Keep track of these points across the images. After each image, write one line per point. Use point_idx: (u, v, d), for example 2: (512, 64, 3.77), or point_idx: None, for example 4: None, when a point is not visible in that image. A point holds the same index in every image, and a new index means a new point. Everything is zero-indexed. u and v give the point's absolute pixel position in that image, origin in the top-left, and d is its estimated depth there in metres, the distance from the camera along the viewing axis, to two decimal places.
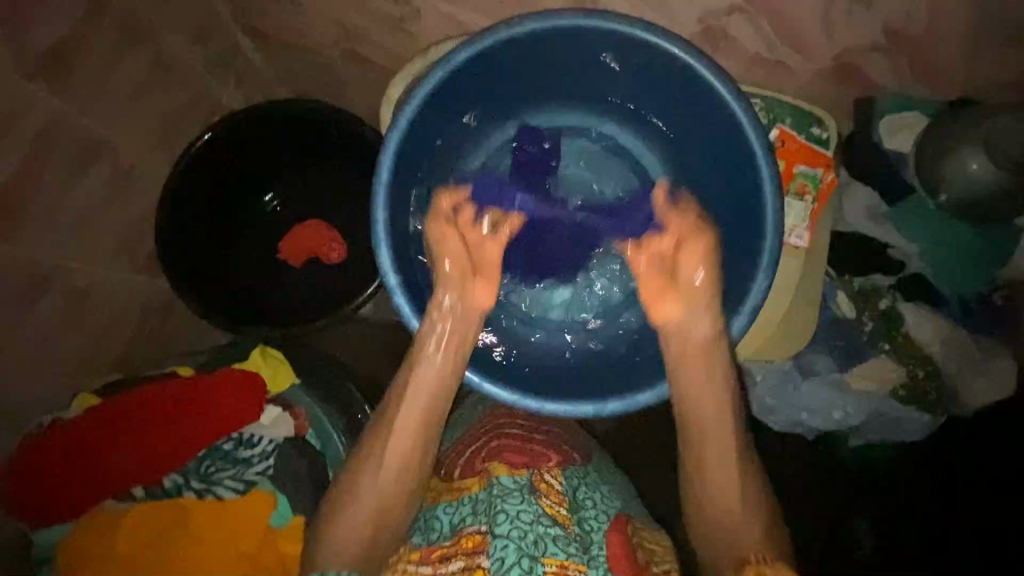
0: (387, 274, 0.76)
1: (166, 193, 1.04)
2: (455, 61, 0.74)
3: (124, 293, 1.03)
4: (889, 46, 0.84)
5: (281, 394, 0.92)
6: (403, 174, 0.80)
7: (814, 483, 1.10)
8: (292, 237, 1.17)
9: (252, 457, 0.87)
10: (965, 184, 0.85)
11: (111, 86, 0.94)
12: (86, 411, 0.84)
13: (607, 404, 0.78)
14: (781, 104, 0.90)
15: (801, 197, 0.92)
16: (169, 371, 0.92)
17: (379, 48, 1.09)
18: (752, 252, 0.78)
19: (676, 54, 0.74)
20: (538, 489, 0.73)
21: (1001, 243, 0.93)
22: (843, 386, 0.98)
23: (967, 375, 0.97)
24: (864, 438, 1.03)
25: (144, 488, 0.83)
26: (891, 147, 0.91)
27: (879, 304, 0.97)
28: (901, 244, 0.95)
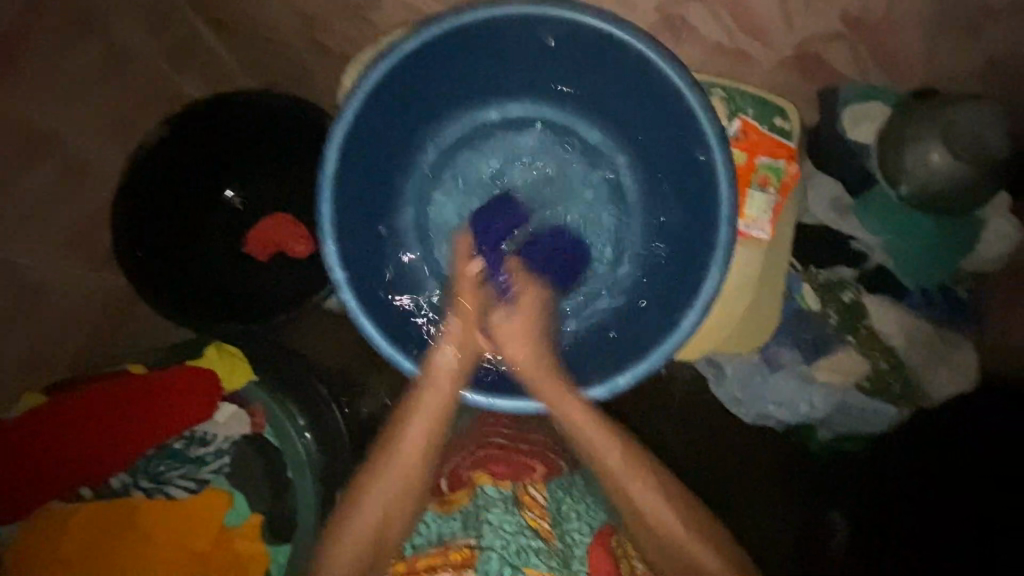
0: (333, 269, 0.74)
1: (123, 190, 1.02)
2: (401, 51, 0.72)
3: (81, 288, 1.01)
4: (848, 35, 0.83)
5: (236, 391, 0.89)
6: (351, 168, 0.78)
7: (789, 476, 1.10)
8: (258, 230, 1.14)
9: (207, 455, 0.87)
10: (924, 176, 0.84)
11: (60, 73, 0.91)
12: (30, 411, 0.81)
13: (559, 399, 0.78)
14: (743, 95, 0.89)
15: (763, 189, 0.91)
16: (120, 368, 0.89)
17: (342, 37, 1.06)
18: (706, 245, 0.77)
19: (629, 43, 0.73)
20: (521, 501, 0.74)
21: (967, 233, 0.91)
22: (809, 377, 0.98)
23: (931, 367, 0.96)
24: (833, 429, 1.02)
25: (93, 488, 0.81)
26: (852, 137, 0.90)
27: (844, 296, 0.97)
28: (865, 236, 0.94)
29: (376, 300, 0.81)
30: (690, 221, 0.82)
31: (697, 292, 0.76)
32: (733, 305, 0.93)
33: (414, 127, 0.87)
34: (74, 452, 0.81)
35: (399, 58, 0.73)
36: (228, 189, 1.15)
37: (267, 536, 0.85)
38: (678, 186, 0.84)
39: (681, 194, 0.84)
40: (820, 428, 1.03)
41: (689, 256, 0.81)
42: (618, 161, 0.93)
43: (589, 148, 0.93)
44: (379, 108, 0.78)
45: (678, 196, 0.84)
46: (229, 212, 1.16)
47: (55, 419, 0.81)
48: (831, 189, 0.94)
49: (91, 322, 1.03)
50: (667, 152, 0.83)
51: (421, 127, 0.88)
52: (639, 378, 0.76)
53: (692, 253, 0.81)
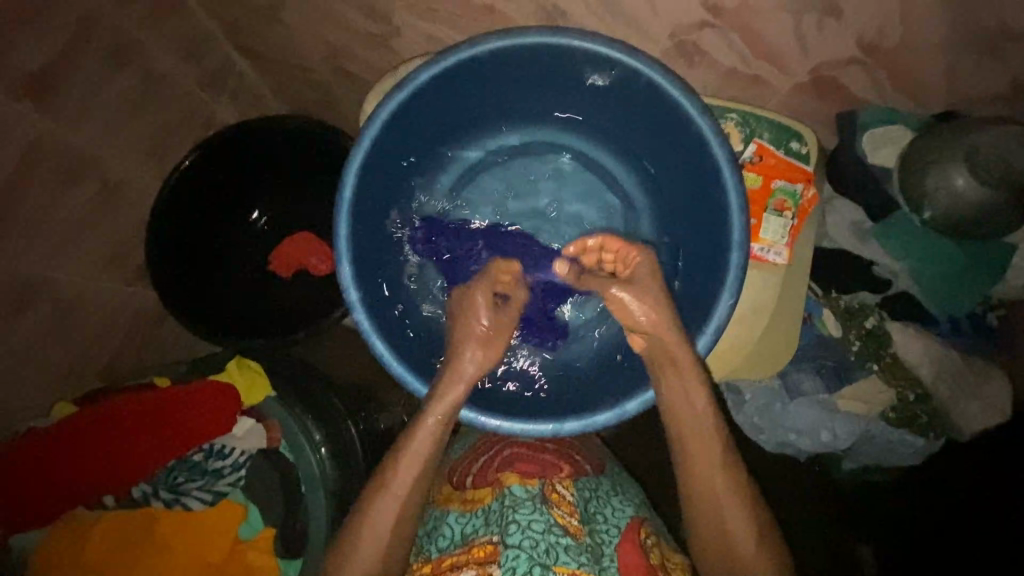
0: (347, 290, 0.76)
1: (158, 209, 1.07)
2: (417, 80, 0.74)
3: (116, 303, 1.05)
4: (867, 59, 0.80)
5: (255, 405, 0.93)
6: (368, 192, 0.80)
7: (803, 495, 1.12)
8: (281, 248, 1.21)
9: (223, 468, 0.88)
10: (949, 200, 0.81)
11: (100, 102, 0.95)
12: (61, 422, 0.83)
13: (564, 423, 0.77)
14: (758, 118, 0.89)
15: (780, 213, 0.90)
16: (146, 382, 0.92)
17: (366, 64, 1.11)
18: (719, 270, 0.76)
19: (641, 70, 0.73)
20: (549, 499, 0.75)
21: (996, 258, 0.87)
22: (831, 407, 0.97)
23: (961, 400, 0.92)
24: (859, 461, 1.02)
25: (115, 496, 0.84)
26: (876, 160, 0.88)
27: (865, 323, 0.95)
28: (886, 262, 0.92)
29: (390, 321, 0.83)
30: (704, 247, 0.82)
31: (709, 317, 0.76)
32: (748, 329, 0.92)
33: (429, 152, 0.89)
34: (100, 459, 0.83)
35: (416, 86, 0.75)
36: (254, 211, 1.22)
37: (278, 550, 0.87)
38: (691, 209, 0.84)
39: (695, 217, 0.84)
40: (845, 458, 1.03)
41: (701, 284, 0.81)
42: (630, 183, 0.94)
43: (600, 169, 0.94)
44: (396, 134, 0.80)
45: (690, 219, 0.85)
46: (251, 229, 1.23)
47: (83, 426, 0.83)
48: (852, 215, 0.93)
49: (125, 335, 1.08)
50: (679, 176, 0.84)
51: (436, 151, 0.90)
52: (647, 404, 0.77)
53: (705, 279, 0.80)
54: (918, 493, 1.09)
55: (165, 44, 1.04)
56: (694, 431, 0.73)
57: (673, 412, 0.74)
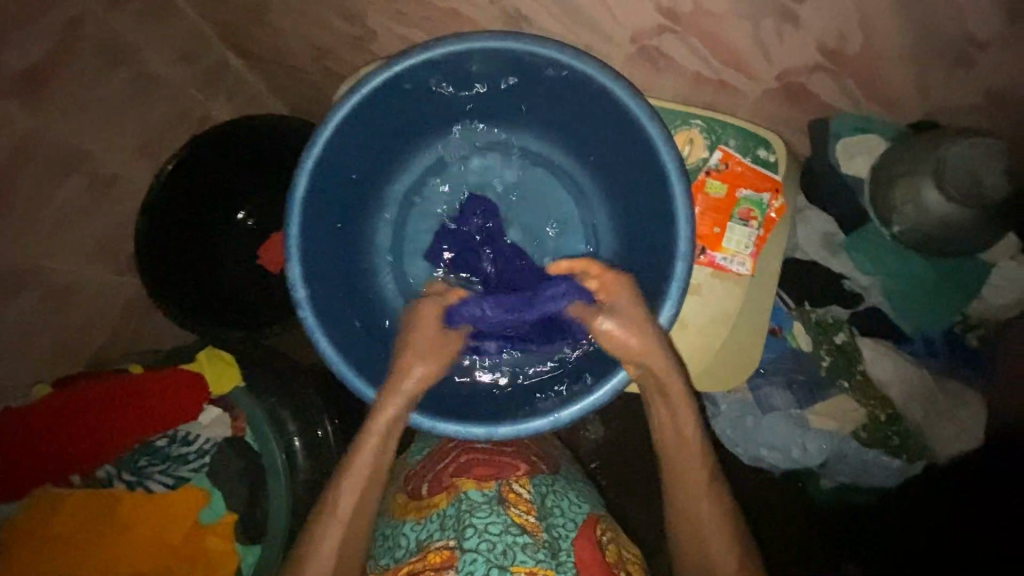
0: (294, 286, 0.78)
1: (149, 203, 1.12)
2: (369, 84, 0.76)
3: (106, 290, 1.12)
4: (832, 67, 0.77)
5: (224, 395, 0.97)
6: (322, 191, 0.82)
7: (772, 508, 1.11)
8: (269, 244, 1.26)
9: (189, 454, 0.93)
10: (916, 214, 0.78)
11: (89, 101, 1.00)
12: (39, 403, 0.88)
13: (498, 428, 0.79)
14: (723, 125, 0.87)
15: (746, 223, 0.88)
16: (121, 368, 0.96)
17: (350, 65, 1.13)
18: (665, 278, 0.76)
19: (591, 75, 0.73)
20: (505, 500, 0.79)
21: (972, 278, 0.83)
22: (803, 422, 0.94)
23: (933, 420, 0.89)
24: (835, 479, 0.99)
25: (83, 476, 0.89)
26: (849, 170, 0.85)
27: (836, 338, 0.92)
28: (858, 276, 0.89)
29: (343, 318, 0.86)
30: (653, 254, 0.81)
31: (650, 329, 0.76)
32: (709, 342, 0.90)
33: (390, 153, 0.91)
34: (80, 444, 0.88)
35: (368, 90, 0.76)
36: (240, 211, 1.26)
37: (239, 535, 0.92)
38: (643, 216, 0.83)
39: (648, 224, 0.83)
40: (822, 477, 1.01)
41: (648, 291, 0.80)
42: (589, 185, 0.94)
43: (560, 171, 0.95)
44: (350, 135, 0.81)
45: (642, 225, 0.84)
46: (240, 230, 1.27)
47: (61, 407, 0.87)
48: (823, 225, 0.90)
49: (114, 321, 1.14)
50: (632, 182, 0.83)
51: (396, 152, 0.92)
52: (585, 412, 0.78)
53: (652, 286, 0.80)
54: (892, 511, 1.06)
55: (157, 45, 1.09)
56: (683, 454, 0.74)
57: (662, 426, 0.76)
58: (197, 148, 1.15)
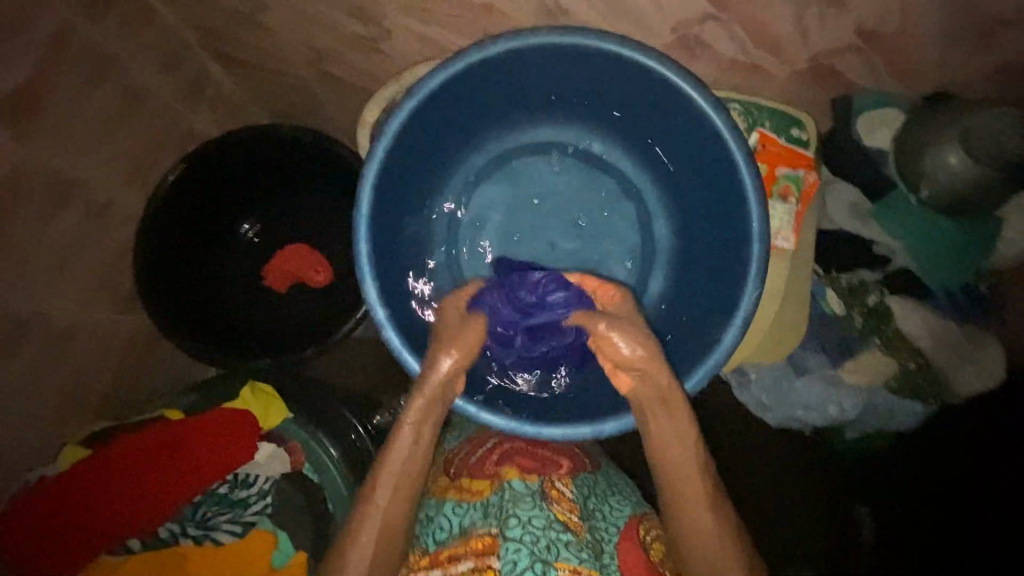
0: (373, 306, 0.75)
1: (146, 229, 1.02)
2: (426, 87, 0.73)
3: (110, 333, 1.01)
4: (862, 46, 0.82)
5: (273, 429, 0.90)
6: (382, 203, 0.78)
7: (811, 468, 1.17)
8: (274, 263, 1.18)
9: (249, 497, 0.86)
10: (946, 179, 0.85)
11: (76, 123, 0.90)
12: (77, 463, 0.80)
13: (604, 425, 0.79)
14: (759, 108, 0.91)
15: (785, 199, 0.92)
16: (156, 415, 0.88)
17: (354, 68, 1.06)
18: (740, 260, 0.78)
19: (652, 65, 0.73)
20: (549, 495, 0.75)
21: (987, 229, 0.92)
22: (838, 380, 1.00)
23: (955, 366, 0.98)
24: (860, 430, 1.07)
25: (140, 539, 0.81)
26: (872, 142, 0.91)
27: (867, 299, 0.99)
28: (887, 240, 0.95)
29: (415, 336, 0.82)
30: (720, 237, 0.82)
31: (734, 309, 0.77)
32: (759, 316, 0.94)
33: (439, 159, 0.88)
34: (109, 513, 0.79)
35: (426, 93, 0.73)
36: (245, 223, 1.19)
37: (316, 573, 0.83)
38: (703, 201, 0.85)
39: (711, 207, 0.84)
40: (847, 428, 1.08)
41: (722, 274, 0.81)
42: (639, 175, 0.93)
43: (606, 163, 0.94)
44: (406, 143, 0.78)
45: (703, 210, 0.86)
46: (243, 243, 1.19)
47: (106, 466, 0.80)
48: (850, 197, 0.96)
49: (120, 368, 1.03)
50: (692, 169, 0.84)
51: (445, 157, 0.89)
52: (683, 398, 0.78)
53: (726, 267, 0.81)
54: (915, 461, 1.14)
55: (141, 57, 0.99)
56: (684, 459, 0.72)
57: (657, 442, 0.73)
58: (193, 168, 1.05)
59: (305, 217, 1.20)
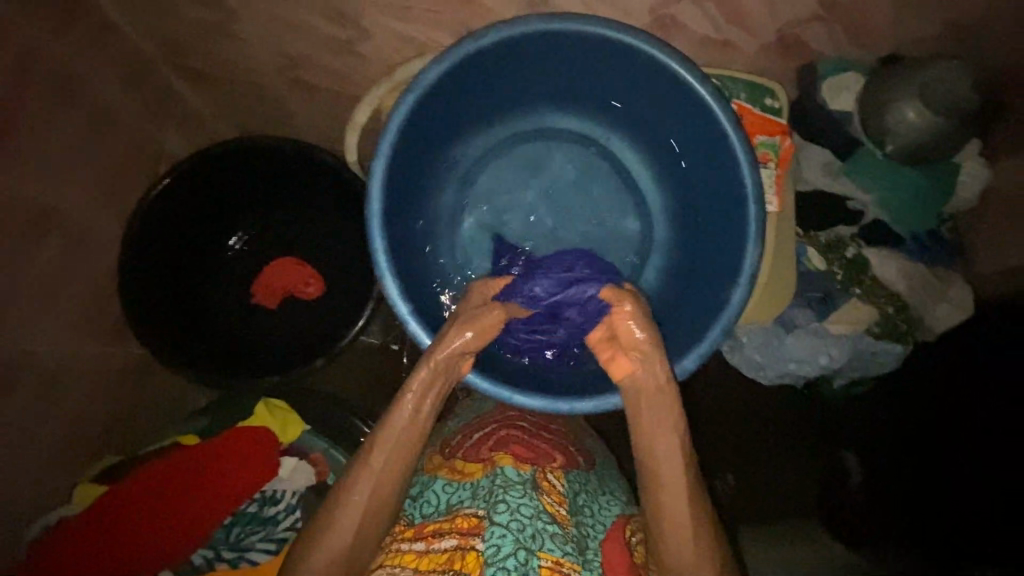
0: (395, 302, 0.76)
1: (128, 254, 0.99)
2: (424, 82, 0.74)
3: (100, 365, 0.97)
4: (823, 15, 0.88)
5: (293, 443, 0.88)
6: (391, 201, 0.79)
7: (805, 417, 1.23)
8: (263, 278, 1.15)
9: (278, 513, 0.84)
10: (906, 133, 0.92)
11: (47, 149, 0.85)
12: (97, 499, 0.77)
13: None
14: (733, 81, 0.95)
15: (764, 165, 0.98)
16: (170, 442, 0.85)
17: (329, 72, 1.04)
18: (738, 222, 0.82)
19: (639, 46, 0.76)
20: (540, 485, 0.72)
21: (946, 175, 0.99)
22: (824, 331, 1.07)
23: (930, 303, 1.06)
24: (847, 376, 1.14)
25: (173, 569, 0.78)
26: (835, 107, 0.97)
27: (846, 253, 1.06)
28: (859, 195, 1.02)
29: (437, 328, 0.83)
30: (715, 205, 0.87)
31: (738, 268, 0.81)
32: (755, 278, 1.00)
33: (437, 153, 0.90)
34: (123, 540, 0.76)
35: (425, 87, 0.74)
36: (232, 239, 1.16)
37: None
38: (693, 171, 0.89)
39: (701, 176, 0.88)
40: (835, 376, 1.15)
41: (721, 239, 0.86)
42: (629, 153, 0.97)
43: (595, 144, 0.97)
44: (407, 139, 0.79)
45: (694, 179, 0.90)
46: (230, 258, 1.17)
47: (129, 497, 0.78)
48: (822, 158, 1.02)
49: (114, 401, 0.99)
50: (682, 141, 0.88)
51: (442, 151, 0.90)
52: (705, 356, 0.79)
53: (725, 233, 0.85)
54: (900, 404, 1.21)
55: (106, 75, 0.95)
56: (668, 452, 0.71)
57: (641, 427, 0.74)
58: (172, 187, 1.02)
59: (291, 226, 1.18)
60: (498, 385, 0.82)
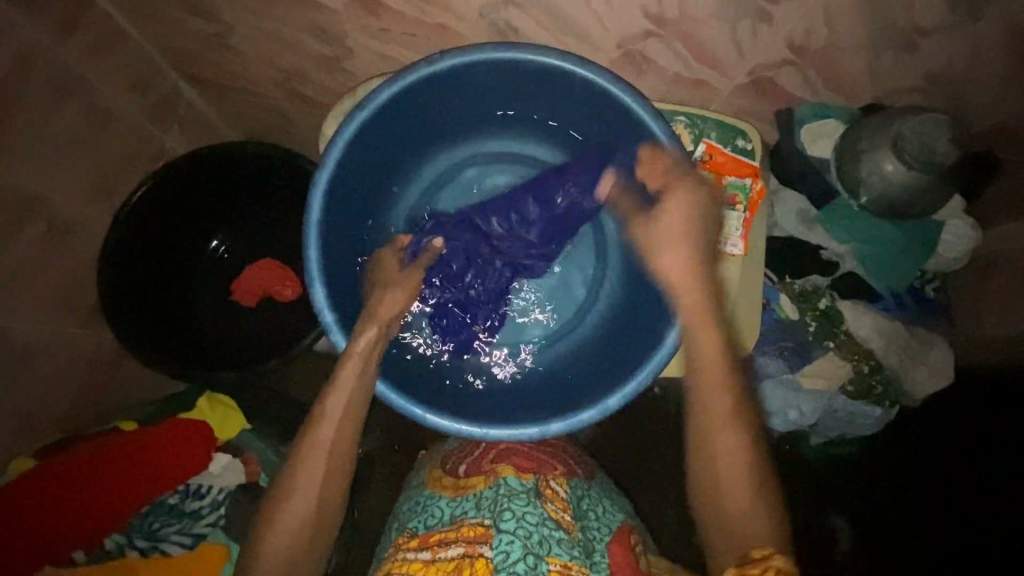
0: (321, 312, 0.79)
1: (110, 246, 1.03)
2: (376, 101, 0.77)
3: (71, 346, 1.01)
4: (798, 60, 0.86)
5: (229, 441, 0.90)
6: (333, 210, 0.82)
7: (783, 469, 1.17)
8: (245, 277, 1.18)
9: (202, 508, 0.85)
10: (882, 185, 0.88)
11: (41, 142, 0.92)
12: (23, 475, 0.80)
13: (551, 426, 0.80)
14: (705, 120, 0.94)
15: (733, 207, 0.95)
16: (110, 427, 0.88)
17: (320, 86, 1.09)
18: (681, 265, 0.81)
19: (591, 79, 0.77)
20: (543, 493, 0.73)
21: (928, 231, 0.95)
22: (795, 385, 1.01)
23: (909, 367, 1.00)
24: (825, 434, 1.07)
25: (86, 551, 0.80)
26: (813, 153, 0.94)
27: (819, 303, 1.01)
28: (832, 245, 0.99)
29: None
30: None
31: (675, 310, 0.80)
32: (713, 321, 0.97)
33: (395, 167, 0.93)
34: (40, 516, 0.79)
35: (377, 105, 0.78)
36: (214, 239, 1.20)
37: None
38: None
39: (655, 214, 0.88)
40: (812, 433, 1.08)
41: (667, 277, 0.86)
42: None
43: None
44: (358, 153, 0.82)
45: (647, 215, 0.90)
46: (211, 258, 1.20)
47: (52, 477, 0.80)
48: (796, 204, 1.00)
49: (80, 381, 1.03)
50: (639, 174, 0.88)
51: (402, 165, 0.94)
52: (629, 397, 0.79)
53: None
54: (893, 468, 1.13)
55: (109, 77, 1.01)
56: (721, 424, 0.71)
57: (703, 395, 0.72)
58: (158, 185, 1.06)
59: (273, 232, 1.21)
60: (411, 404, 0.80)
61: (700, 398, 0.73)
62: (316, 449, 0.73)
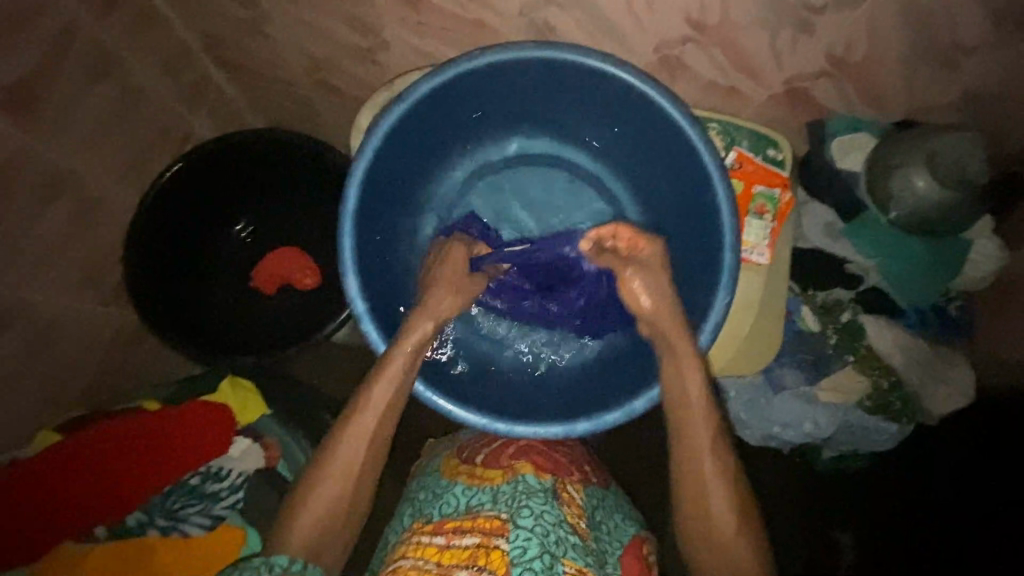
0: (353, 301, 0.79)
1: (138, 222, 1.04)
2: (415, 94, 0.78)
3: (92, 323, 1.02)
4: (834, 71, 0.86)
5: (250, 425, 0.91)
6: (368, 201, 0.83)
7: (793, 482, 1.16)
8: (265, 265, 1.18)
9: (221, 490, 0.86)
10: (913, 201, 0.88)
11: (77, 118, 0.93)
12: (48, 449, 0.81)
13: (576, 425, 0.81)
14: (737, 128, 0.94)
15: (761, 216, 0.96)
16: (133, 406, 0.90)
17: (352, 77, 1.09)
18: (712, 271, 0.83)
19: (631, 83, 0.78)
20: (560, 496, 0.72)
21: (956, 249, 0.95)
22: (812, 399, 1.01)
23: (928, 383, 1.00)
24: (837, 449, 1.07)
25: (107, 527, 0.80)
26: (845, 165, 0.94)
27: (841, 317, 1.01)
28: (859, 259, 0.98)
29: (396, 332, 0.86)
30: (698, 247, 0.87)
31: (705, 315, 0.81)
32: (736, 329, 0.98)
33: (427, 163, 0.94)
34: (62, 490, 0.79)
35: (415, 98, 0.78)
36: (236, 224, 1.20)
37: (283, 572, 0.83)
38: (680, 211, 0.90)
39: (686, 223, 0.89)
40: (825, 447, 1.08)
41: (696, 280, 0.87)
42: (620, 185, 0.98)
43: (587, 174, 0.99)
44: (394, 146, 0.83)
45: (678, 221, 0.91)
46: (231, 242, 1.20)
47: (77, 452, 0.81)
48: (824, 216, 0.99)
49: (99, 359, 1.04)
50: (671, 179, 0.89)
51: (434, 161, 0.94)
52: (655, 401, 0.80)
53: (700, 275, 0.86)
54: (909, 490, 1.12)
55: (144, 58, 1.02)
56: (700, 447, 0.73)
57: (684, 426, 0.74)
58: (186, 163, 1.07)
59: (295, 216, 1.21)
60: (440, 397, 0.83)
61: (681, 433, 0.75)
62: (364, 434, 0.74)
